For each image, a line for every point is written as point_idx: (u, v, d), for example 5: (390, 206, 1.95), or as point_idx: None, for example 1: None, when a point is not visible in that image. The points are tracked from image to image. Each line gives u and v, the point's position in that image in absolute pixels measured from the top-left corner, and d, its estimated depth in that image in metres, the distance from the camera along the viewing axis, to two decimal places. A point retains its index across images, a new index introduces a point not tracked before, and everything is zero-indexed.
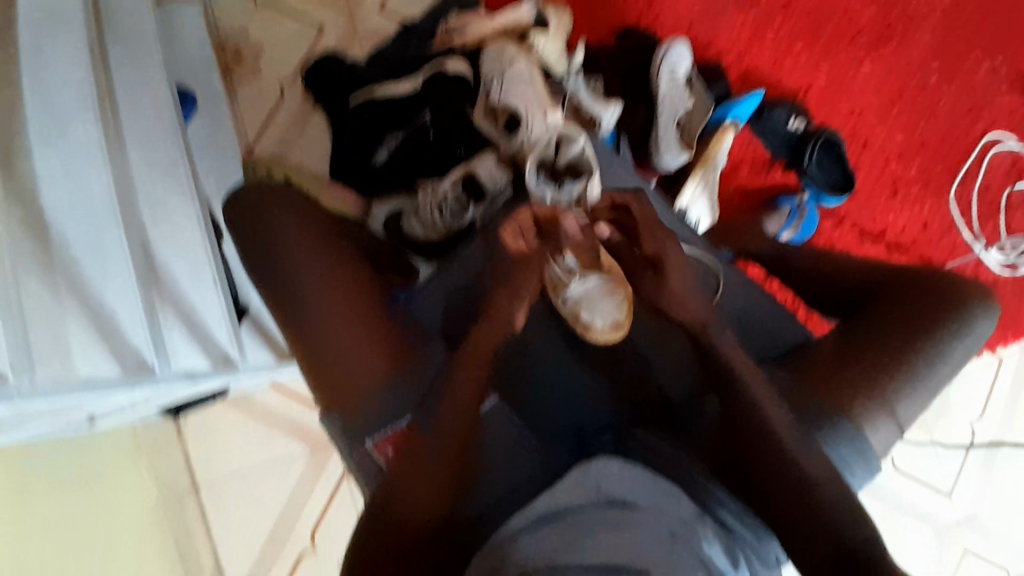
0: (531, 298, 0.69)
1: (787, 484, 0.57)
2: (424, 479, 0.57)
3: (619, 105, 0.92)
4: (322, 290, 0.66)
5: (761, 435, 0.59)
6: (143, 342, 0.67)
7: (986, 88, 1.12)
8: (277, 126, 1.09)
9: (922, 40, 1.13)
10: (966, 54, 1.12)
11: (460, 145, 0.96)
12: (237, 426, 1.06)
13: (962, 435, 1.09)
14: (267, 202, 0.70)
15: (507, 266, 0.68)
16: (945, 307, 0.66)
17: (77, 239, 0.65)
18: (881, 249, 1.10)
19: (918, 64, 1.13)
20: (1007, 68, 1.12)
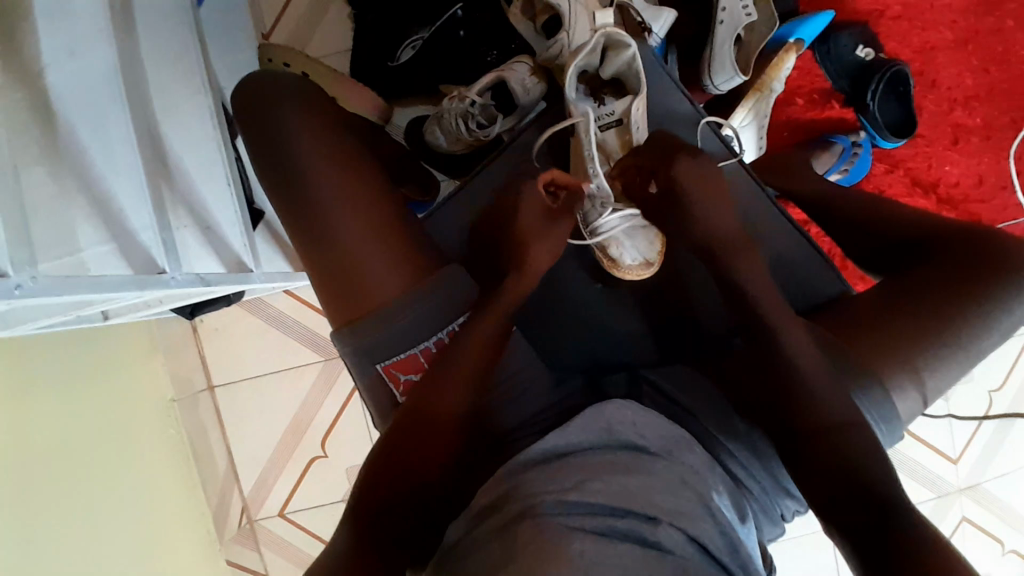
0: (558, 247, 0.67)
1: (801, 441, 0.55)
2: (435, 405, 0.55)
3: (671, 13, 0.84)
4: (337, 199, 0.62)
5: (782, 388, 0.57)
6: (152, 242, 0.61)
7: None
8: (295, 13, 1.01)
9: None
10: None
11: (491, 51, 0.91)
12: (252, 330, 1.06)
13: (978, 404, 1.04)
14: (280, 97, 0.65)
15: (533, 219, 0.65)
16: (1001, 271, 0.61)
17: (82, 125, 0.60)
18: (930, 203, 1.02)
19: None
20: None
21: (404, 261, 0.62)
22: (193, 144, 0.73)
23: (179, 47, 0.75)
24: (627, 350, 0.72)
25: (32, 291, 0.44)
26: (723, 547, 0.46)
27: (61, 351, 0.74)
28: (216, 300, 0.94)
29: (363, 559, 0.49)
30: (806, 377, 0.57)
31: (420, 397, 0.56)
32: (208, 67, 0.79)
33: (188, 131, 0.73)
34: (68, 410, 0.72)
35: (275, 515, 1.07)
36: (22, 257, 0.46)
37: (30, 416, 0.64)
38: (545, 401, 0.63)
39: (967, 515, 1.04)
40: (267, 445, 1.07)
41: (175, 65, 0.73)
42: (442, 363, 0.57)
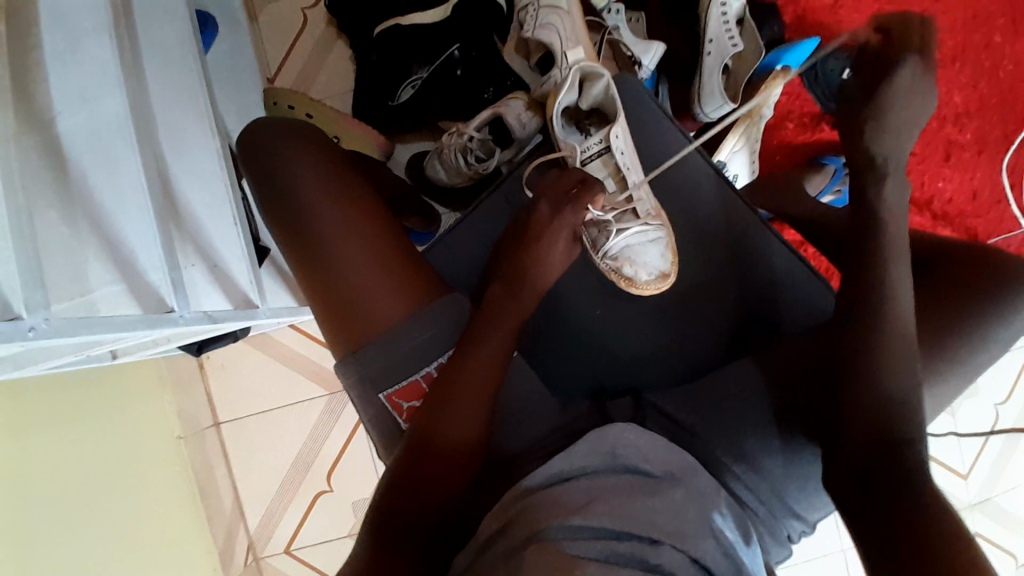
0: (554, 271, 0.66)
1: None
2: (440, 430, 0.56)
3: (661, 46, 0.86)
4: (337, 230, 0.63)
5: None
6: (162, 281, 0.63)
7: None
8: (298, 56, 1.04)
9: None
10: None
11: (487, 87, 0.94)
12: (257, 364, 1.07)
13: (987, 420, 1.03)
14: (280, 136, 0.67)
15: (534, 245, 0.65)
16: (997, 286, 0.61)
17: (92, 168, 0.63)
18: (926, 219, 1.03)
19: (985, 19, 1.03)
20: None
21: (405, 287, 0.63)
22: (202, 185, 0.75)
23: (187, 92, 0.78)
24: (629, 373, 0.72)
25: (45, 332, 0.46)
26: (727, 569, 0.46)
27: (69, 390, 0.75)
28: (223, 336, 0.96)
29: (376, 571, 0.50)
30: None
31: (424, 420, 0.56)
32: (217, 111, 0.83)
33: (197, 173, 0.76)
34: (77, 448, 0.73)
35: (281, 551, 1.06)
36: (36, 299, 0.48)
37: (40, 455, 0.65)
38: (548, 426, 0.63)
39: (982, 532, 1.02)
40: (273, 480, 1.06)
41: (184, 110, 0.76)
42: (441, 385, 0.58)
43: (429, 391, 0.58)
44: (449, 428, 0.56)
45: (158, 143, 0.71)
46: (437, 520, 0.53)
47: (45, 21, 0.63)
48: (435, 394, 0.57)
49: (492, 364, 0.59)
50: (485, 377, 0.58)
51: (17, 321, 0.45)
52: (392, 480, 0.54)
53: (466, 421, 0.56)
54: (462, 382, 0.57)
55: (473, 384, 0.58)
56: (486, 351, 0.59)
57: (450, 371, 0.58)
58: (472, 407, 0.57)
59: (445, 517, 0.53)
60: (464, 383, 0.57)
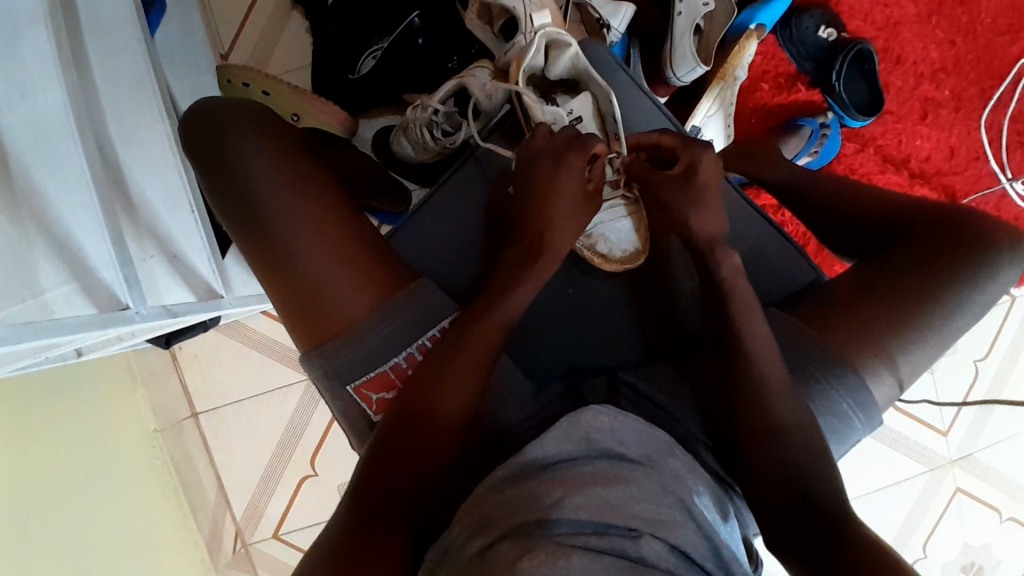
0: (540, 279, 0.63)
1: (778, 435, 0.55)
2: (433, 407, 0.55)
3: (631, 7, 0.83)
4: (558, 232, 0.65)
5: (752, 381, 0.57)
6: (115, 278, 0.59)
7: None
8: (251, 30, 0.99)
9: None
10: None
11: (451, 57, 0.90)
12: (231, 353, 1.05)
13: (965, 376, 1.05)
14: (240, 118, 0.63)
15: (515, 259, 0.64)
16: (974, 253, 0.61)
17: (36, 163, 0.59)
18: (903, 178, 1.02)
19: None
20: None
21: (531, 272, 0.63)
22: (155, 174, 0.72)
23: (133, 76, 0.73)
24: (605, 351, 0.70)
25: None
26: (706, 553, 0.45)
27: (39, 393, 0.73)
28: (192, 327, 0.93)
29: (363, 545, 0.50)
30: (780, 378, 0.56)
31: (411, 392, 0.56)
32: (166, 94, 0.79)
33: (150, 158, 0.72)
34: (52, 453, 0.71)
35: (270, 539, 1.06)
36: None
37: (11, 462, 0.63)
38: (523, 411, 0.62)
39: (961, 486, 1.05)
40: (257, 469, 1.05)
41: (131, 96, 0.72)
42: (438, 367, 0.57)
43: (417, 369, 0.58)
44: (439, 405, 0.55)
45: (106, 131, 0.68)
46: (414, 489, 0.53)
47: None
48: (421, 375, 0.57)
49: (484, 351, 0.58)
50: (477, 368, 0.57)
51: None
52: (372, 455, 0.54)
53: (459, 400, 0.56)
54: (461, 365, 0.57)
55: (468, 365, 0.57)
56: (488, 333, 0.59)
57: (452, 350, 0.57)
58: (467, 384, 0.57)
59: (432, 487, 0.54)
60: (457, 361, 0.57)
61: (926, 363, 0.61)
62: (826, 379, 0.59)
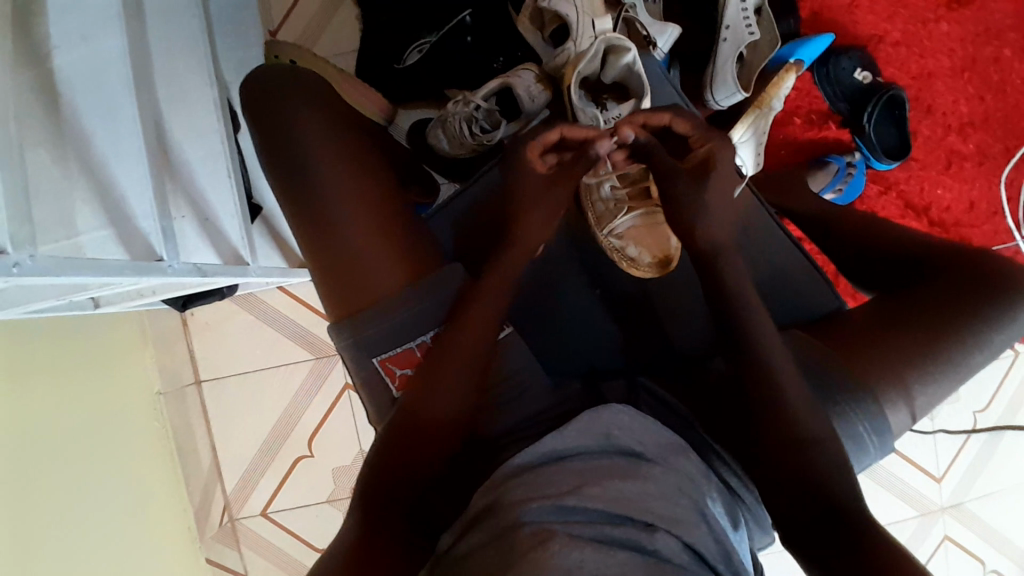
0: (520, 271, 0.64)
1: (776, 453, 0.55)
2: (432, 397, 0.56)
3: (677, 28, 0.85)
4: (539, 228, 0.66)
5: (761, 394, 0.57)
6: (153, 229, 0.60)
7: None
8: (303, 11, 1.01)
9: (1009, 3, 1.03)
10: None
11: (497, 57, 0.91)
12: (243, 323, 1.05)
13: (964, 425, 1.05)
14: (281, 86, 0.64)
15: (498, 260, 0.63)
16: (997, 298, 0.62)
17: (87, 108, 0.60)
18: (922, 226, 1.05)
19: (997, 32, 1.04)
20: None
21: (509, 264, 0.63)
22: (196, 134, 0.73)
23: (188, 37, 0.75)
24: (623, 356, 0.71)
25: (30, 270, 0.44)
26: (718, 555, 0.46)
27: (51, 337, 0.73)
28: (210, 294, 0.93)
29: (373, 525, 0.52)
30: (796, 395, 0.57)
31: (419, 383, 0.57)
32: (217, 59, 0.80)
33: (193, 120, 0.73)
34: (60, 399, 0.71)
35: (257, 514, 1.05)
36: (22, 235, 0.46)
37: (23, 399, 0.64)
38: (543, 404, 0.62)
39: (950, 535, 1.05)
40: (253, 443, 1.05)
41: (185, 56, 0.74)
42: (436, 359, 0.58)
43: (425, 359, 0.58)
44: (439, 392, 0.56)
45: (155, 89, 0.68)
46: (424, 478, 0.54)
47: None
48: (431, 357, 0.58)
49: (480, 336, 0.59)
50: (475, 354, 0.58)
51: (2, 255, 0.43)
52: (381, 443, 0.56)
53: (455, 392, 0.57)
54: (458, 356, 0.57)
55: (464, 356, 0.58)
56: (485, 323, 0.59)
57: (450, 341, 0.58)
58: (469, 368, 0.58)
59: (436, 472, 0.55)
60: (458, 345, 0.58)
61: (940, 400, 0.61)
62: (845, 403, 0.59)
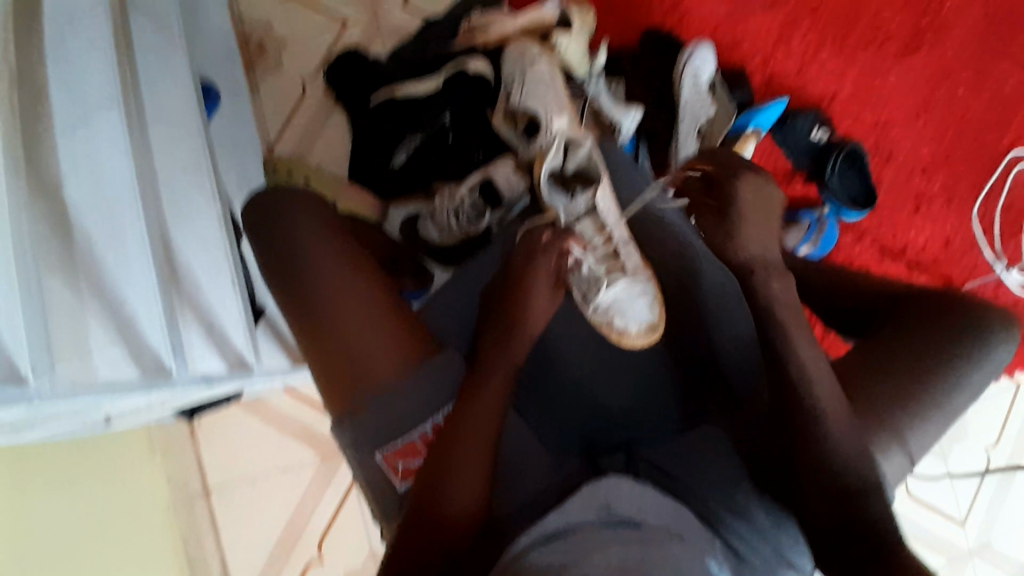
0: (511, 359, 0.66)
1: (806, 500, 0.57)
2: (439, 484, 0.57)
3: (639, 110, 0.94)
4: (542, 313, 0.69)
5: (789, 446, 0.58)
6: (161, 343, 0.64)
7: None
8: (298, 124, 1.10)
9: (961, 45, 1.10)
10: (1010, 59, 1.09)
11: (478, 151, 0.99)
12: (250, 423, 1.06)
13: (977, 461, 1.05)
14: (283, 202, 0.70)
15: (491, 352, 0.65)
16: (968, 334, 0.64)
17: (98, 233, 0.64)
18: (902, 268, 1.09)
19: (952, 72, 1.10)
20: None
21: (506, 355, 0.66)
22: (201, 249, 0.78)
23: (188, 155, 0.81)
24: (620, 424, 0.72)
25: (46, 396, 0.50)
26: None
27: (66, 458, 0.76)
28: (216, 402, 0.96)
29: None
30: (828, 431, 0.56)
31: (427, 479, 0.58)
32: (217, 173, 0.87)
33: (198, 236, 0.78)
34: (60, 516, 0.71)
35: None
36: (43, 361, 0.52)
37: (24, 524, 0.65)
38: (541, 485, 0.65)
39: None
40: (261, 553, 1.04)
41: (189, 175, 0.80)
42: (441, 442, 0.59)
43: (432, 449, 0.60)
44: (453, 489, 0.57)
45: (164, 213, 0.74)
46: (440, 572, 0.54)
47: (53, 86, 0.64)
48: (436, 453, 0.59)
49: (483, 423, 0.60)
50: (480, 446, 0.59)
51: (23, 386, 0.50)
52: (393, 546, 0.56)
53: (464, 477, 0.58)
54: (464, 439, 0.59)
55: (475, 439, 0.59)
56: (485, 399, 0.62)
57: (453, 424, 0.60)
58: (478, 459, 0.59)
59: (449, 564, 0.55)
60: (466, 440, 0.59)
61: (931, 439, 0.63)
62: None
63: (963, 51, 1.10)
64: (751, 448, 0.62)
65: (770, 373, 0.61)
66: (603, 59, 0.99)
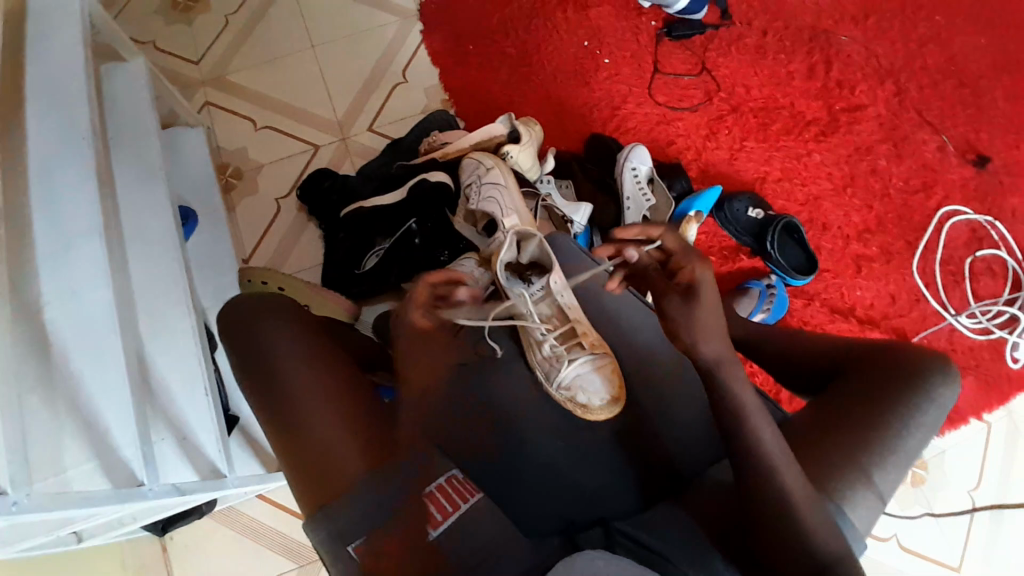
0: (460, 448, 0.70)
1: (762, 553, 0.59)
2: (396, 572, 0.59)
3: (587, 207, 1.02)
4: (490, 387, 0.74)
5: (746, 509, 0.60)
6: (134, 455, 0.64)
7: (937, 164, 1.23)
8: (273, 237, 1.17)
9: (869, 126, 1.25)
10: (913, 135, 1.24)
11: (443, 251, 1.05)
12: (226, 540, 1.02)
13: (963, 507, 1.09)
14: (258, 309, 0.73)
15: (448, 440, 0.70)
16: (910, 377, 0.68)
17: (77, 351, 0.66)
18: (854, 325, 1.15)
19: (869, 148, 1.24)
20: (954, 143, 1.23)
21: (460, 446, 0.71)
22: (176, 361, 0.80)
23: (166, 277, 0.86)
24: (596, 503, 0.74)
25: (27, 505, 0.48)
26: None
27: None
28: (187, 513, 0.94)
29: None
30: (788, 492, 0.59)
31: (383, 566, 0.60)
32: (194, 288, 0.91)
33: (172, 350, 0.80)
34: None
35: None
36: (21, 474, 0.50)
37: None
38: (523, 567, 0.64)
39: None
40: None
41: (166, 294, 0.84)
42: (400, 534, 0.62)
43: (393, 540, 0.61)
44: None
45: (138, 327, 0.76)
46: None
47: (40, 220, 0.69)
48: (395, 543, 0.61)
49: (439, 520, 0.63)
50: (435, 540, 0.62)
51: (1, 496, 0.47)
52: None
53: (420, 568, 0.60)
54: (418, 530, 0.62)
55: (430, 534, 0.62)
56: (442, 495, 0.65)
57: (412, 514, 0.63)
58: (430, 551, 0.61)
59: None
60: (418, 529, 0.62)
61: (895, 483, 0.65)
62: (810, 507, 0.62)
63: (872, 131, 1.24)
64: (717, 517, 0.65)
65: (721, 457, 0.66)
66: (551, 163, 1.10)
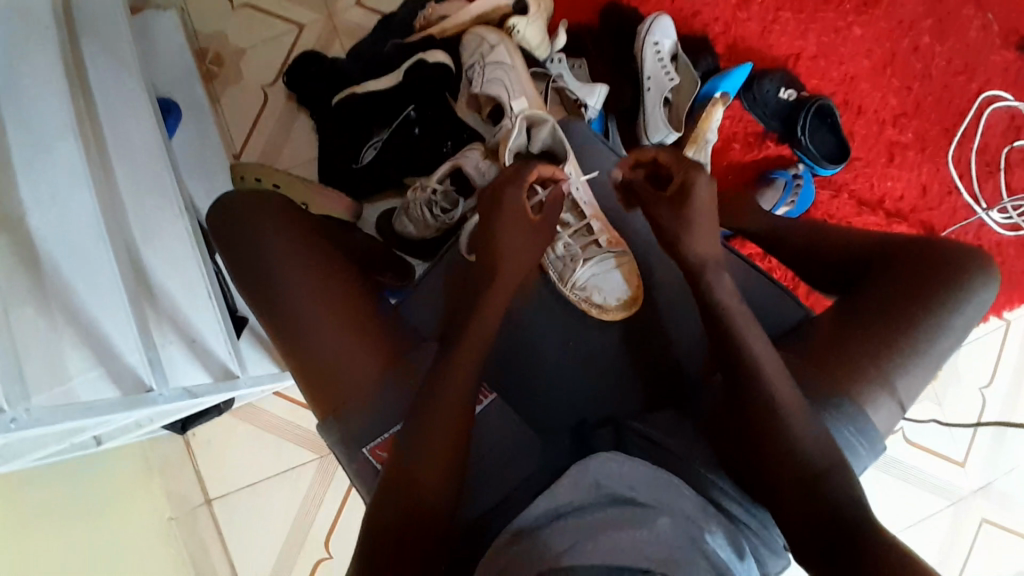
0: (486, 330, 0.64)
1: (764, 467, 0.56)
2: (411, 470, 0.56)
3: (604, 87, 0.93)
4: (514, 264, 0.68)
5: (756, 417, 0.58)
6: (139, 361, 0.63)
7: (986, 42, 1.11)
8: (262, 130, 1.08)
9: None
10: (962, 8, 1.11)
11: (445, 142, 0.98)
12: (246, 435, 1.06)
13: (973, 401, 1.09)
14: (253, 209, 0.68)
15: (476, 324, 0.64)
16: (947, 279, 0.64)
17: (66, 258, 0.63)
18: (881, 219, 1.08)
19: (912, 23, 1.11)
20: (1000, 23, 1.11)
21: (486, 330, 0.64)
22: (173, 265, 0.76)
23: (153, 177, 0.80)
24: (604, 399, 0.73)
25: (27, 423, 0.47)
26: None
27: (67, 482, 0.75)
28: (206, 412, 0.95)
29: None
30: (786, 398, 0.57)
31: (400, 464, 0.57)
32: (184, 189, 0.85)
33: (169, 253, 0.77)
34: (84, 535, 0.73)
35: None
36: (17, 391, 0.48)
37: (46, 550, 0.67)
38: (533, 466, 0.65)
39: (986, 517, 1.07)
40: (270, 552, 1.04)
41: (152, 196, 0.79)
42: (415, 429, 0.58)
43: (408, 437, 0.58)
44: (424, 477, 0.56)
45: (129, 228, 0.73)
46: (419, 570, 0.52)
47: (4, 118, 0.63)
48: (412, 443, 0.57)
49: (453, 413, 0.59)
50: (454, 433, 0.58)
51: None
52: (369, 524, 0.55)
53: (437, 467, 0.57)
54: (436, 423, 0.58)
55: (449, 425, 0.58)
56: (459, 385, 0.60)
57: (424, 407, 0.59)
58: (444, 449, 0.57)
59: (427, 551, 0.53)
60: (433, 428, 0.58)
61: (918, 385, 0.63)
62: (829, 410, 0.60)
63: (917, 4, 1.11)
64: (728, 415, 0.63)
65: (722, 357, 0.63)
66: (564, 38, 0.98)
